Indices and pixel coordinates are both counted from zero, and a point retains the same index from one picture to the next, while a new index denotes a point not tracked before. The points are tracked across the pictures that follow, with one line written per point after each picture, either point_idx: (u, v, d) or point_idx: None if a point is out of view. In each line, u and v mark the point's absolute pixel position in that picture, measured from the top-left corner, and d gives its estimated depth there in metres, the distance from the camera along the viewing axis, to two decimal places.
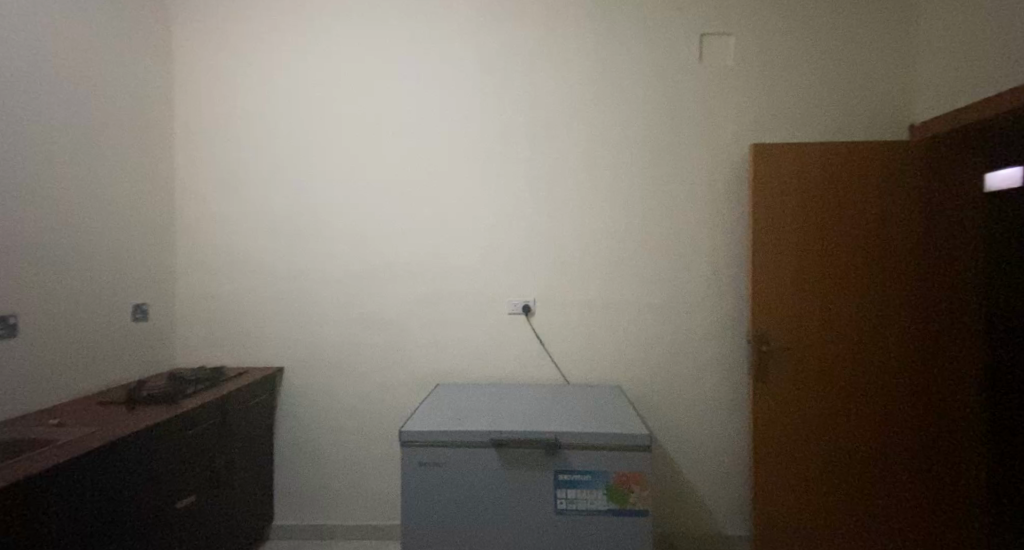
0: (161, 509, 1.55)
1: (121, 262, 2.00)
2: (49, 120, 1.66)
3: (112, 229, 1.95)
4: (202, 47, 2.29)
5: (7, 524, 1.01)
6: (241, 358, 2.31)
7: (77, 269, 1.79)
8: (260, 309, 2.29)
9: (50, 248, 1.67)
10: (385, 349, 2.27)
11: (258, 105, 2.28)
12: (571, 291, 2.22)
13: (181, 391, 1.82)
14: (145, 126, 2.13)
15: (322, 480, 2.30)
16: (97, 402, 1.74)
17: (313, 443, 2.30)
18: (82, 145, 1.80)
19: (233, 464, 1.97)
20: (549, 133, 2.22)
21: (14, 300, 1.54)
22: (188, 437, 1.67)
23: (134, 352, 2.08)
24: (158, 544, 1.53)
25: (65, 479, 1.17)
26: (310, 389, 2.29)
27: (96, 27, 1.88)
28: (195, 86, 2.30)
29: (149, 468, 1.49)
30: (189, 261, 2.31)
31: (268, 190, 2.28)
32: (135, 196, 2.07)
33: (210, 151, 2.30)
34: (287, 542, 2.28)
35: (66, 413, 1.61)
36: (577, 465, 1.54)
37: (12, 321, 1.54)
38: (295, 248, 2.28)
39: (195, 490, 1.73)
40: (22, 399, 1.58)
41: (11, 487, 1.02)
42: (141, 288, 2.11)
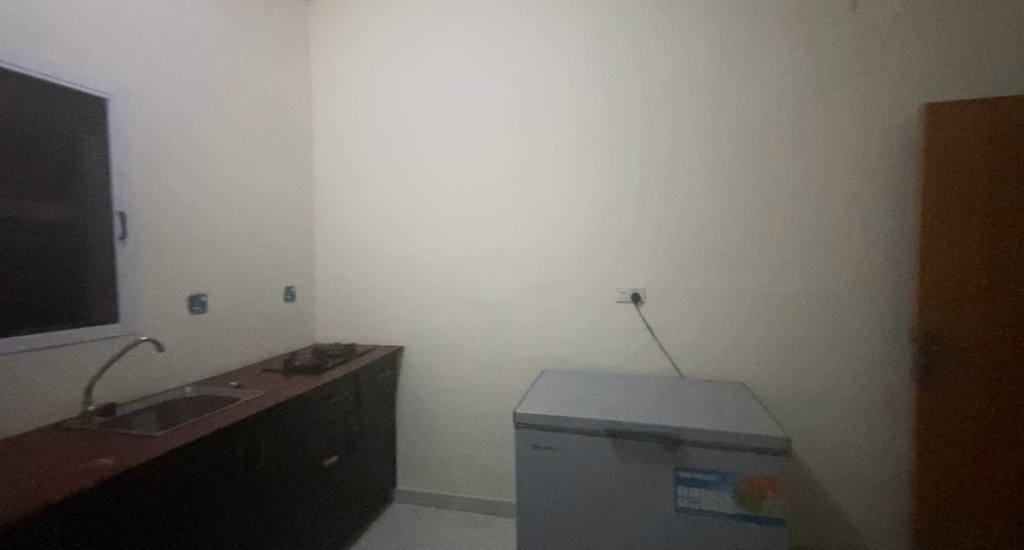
0: (312, 465, 1.79)
1: (276, 251, 2.32)
2: (219, 133, 1.99)
3: (266, 221, 2.26)
4: (336, 55, 2.52)
5: (200, 467, 1.28)
6: (368, 336, 2.55)
7: (244, 256, 2.12)
8: (383, 292, 2.50)
9: (223, 239, 2.00)
10: (493, 333, 2.35)
11: (381, 103, 2.46)
12: (687, 278, 2.09)
13: (324, 363, 2.07)
14: (291, 130, 2.42)
15: (438, 451, 2.47)
16: (262, 369, 2.05)
17: (429, 416, 2.47)
18: (243, 151, 2.12)
19: (364, 430, 2.19)
20: (665, 112, 2.08)
21: (202, 282, 1.88)
22: (331, 404, 1.91)
23: (287, 327, 2.41)
24: (311, 494, 1.79)
25: (244, 432, 1.43)
26: (427, 368, 2.46)
27: (252, 48, 2.18)
28: (328, 91, 2.55)
29: (304, 428, 1.74)
30: (325, 248, 2.59)
31: (390, 182, 2.47)
32: (284, 193, 2.38)
33: (342, 148, 2.54)
34: (409, 505, 2.49)
35: (242, 376, 1.93)
36: (700, 464, 1.45)
37: (203, 299, 1.89)
38: (411, 236, 2.44)
39: (336, 451, 1.96)
40: (211, 362, 1.93)
41: (206, 439, 1.28)
42: (290, 273, 2.42)
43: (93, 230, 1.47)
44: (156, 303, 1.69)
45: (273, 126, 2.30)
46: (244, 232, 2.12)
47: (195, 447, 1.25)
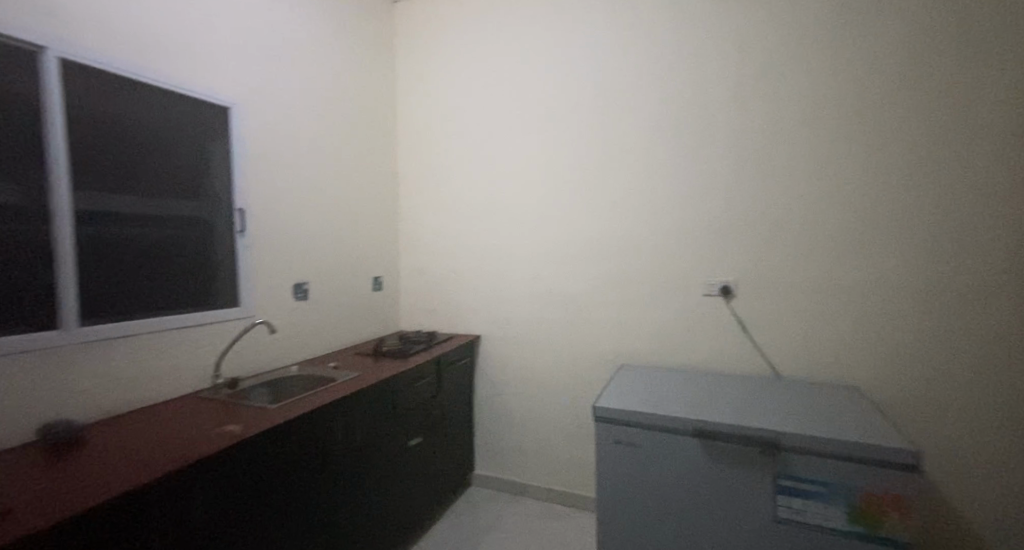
0: (400, 444, 1.90)
1: (366, 243, 2.47)
2: (318, 134, 2.16)
3: (357, 215, 2.42)
4: (419, 54, 2.62)
5: (307, 439, 1.41)
6: (448, 325, 2.64)
7: (339, 248, 2.28)
8: (463, 283, 2.58)
9: (321, 231, 2.17)
10: (571, 325, 2.33)
11: (461, 97, 2.52)
12: (786, 270, 1.91)
13: (408, 349, 2.18)
14: (378, 129, 2.56)
15: (515, 440, 2.50)
16: (354, 352, 2.21)
17: (506, 405, 2.51)
18: (338, 150, 2.28)
19: (446, 415, 2.28)
20: (762, 89, 1.92)
21: (303, 271, 2.06)
22: (415, 388, 2.00)
23: (375, 315, 2.56)
24: (399, 472, 1.90)
25: (342, 410, 1.56)
26: (504, 358, 2.50)
27: (346, 53, 2.33)
28: (411, 89, 2.66)
29: (392, 409, 1.85)
30: (409, 240, 2.71)
31: (469, 175, 2.52)
32: (372, 188, 2.52)
33: (424, 143, 2.64)
34: (486, 491, 2.56)
35: (339, 359, 2.09)
36: (807, 474, 1.32)
37: (305, 287, 2.07)
38: (490, 227, 2.48)
39: (420, 433, 2.06)
40: (312, 344, 2.11)
41: (310, 414, 1.41)
42: (378, 263, 2.57)
43: (217, 223, 1.71)
44: (268, 290, 1.88)
45: (363, 126, 2.45)
46: (339, 226, 2.28)
47: (301, 420, 1.38)
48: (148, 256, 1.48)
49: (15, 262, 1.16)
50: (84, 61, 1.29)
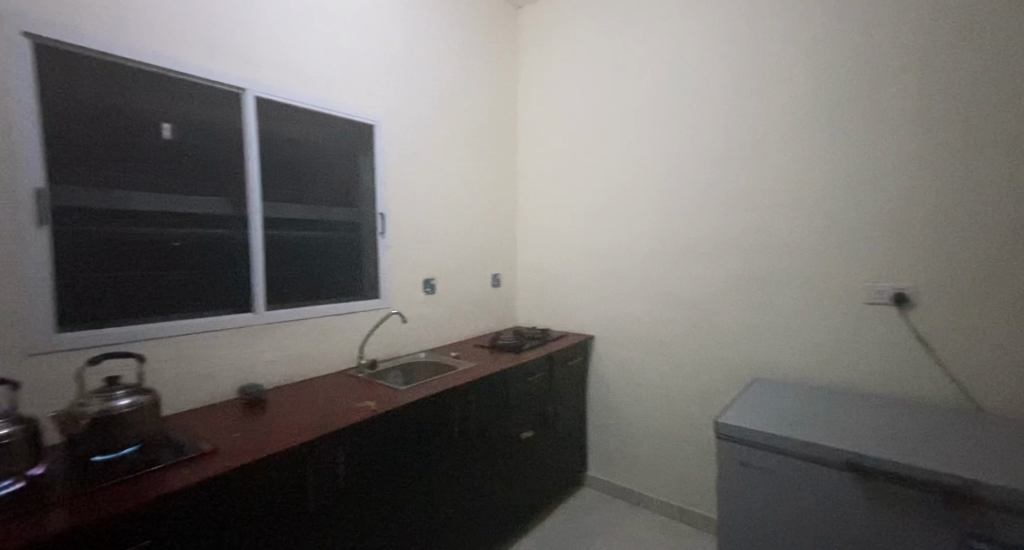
0: (513, 434, 1.99)
1: (487, 242, 2.62)
2: (447, 141, 2.34)
3: (481, 215, 2.57)
4: (540, 56, 2.67)
5: (429, 420, 1.56)
6: (563, 323, 2.66)
7: (463, 246, 2.46)
8: (578, 281, 2.57)
9: (449, 232, 2.37)
10: (694, 330, 2.17)
11: (580, 95, 2.50)
12: (986, 277, 1.52)
13: (523, 344, 2.26)
14: (501, 133, 2.68)
15: (629, 446, 2.42)
16: (474, 344, 2.36)
17: (620, 409, 2.44)
18: (465, 155, 2.45)
19: (558, 412, 2.30)
20: (958, 50, 1.54)
21: (432, 268, 2.27)
22: (529, 382, 2.07)
23: (494, 310, 2.70)
24: (512, 461, 1.99)
25: (459, 397, 1.68)
26: (619, 360, 2.43)
27: (474, 63, 2.48)
28: (532, 91, 2.72)
29: (506, 400, 1.93)
30: (526, 239, 2.80)
31: (587, 173, 2.50)
32: (495, 189, 2.66)
33: (543, 144, 2.68)
34: (597, 493, 2.52)
35: (461, 349, 2.26)
36: (1013, 540, 1.03)
37: (433, 282, 2.28)
38: (608, 226, 2.43)
39: (532, 426, 2.12)
40: (438, 335, 2.32)
41: (431, 398, 1.55)
42: (497, 261, 2.70)
43: (362, 227, 1.99)
44: (403, 284, 2.11)
45: (486, 131, 2.59)
46: (464, 226, 2.46)
47: (424, 403, 1.53)
48: (309, 254, 1.81)
49: (224, 258, 1.53)
50: (270, 97, 1.61)
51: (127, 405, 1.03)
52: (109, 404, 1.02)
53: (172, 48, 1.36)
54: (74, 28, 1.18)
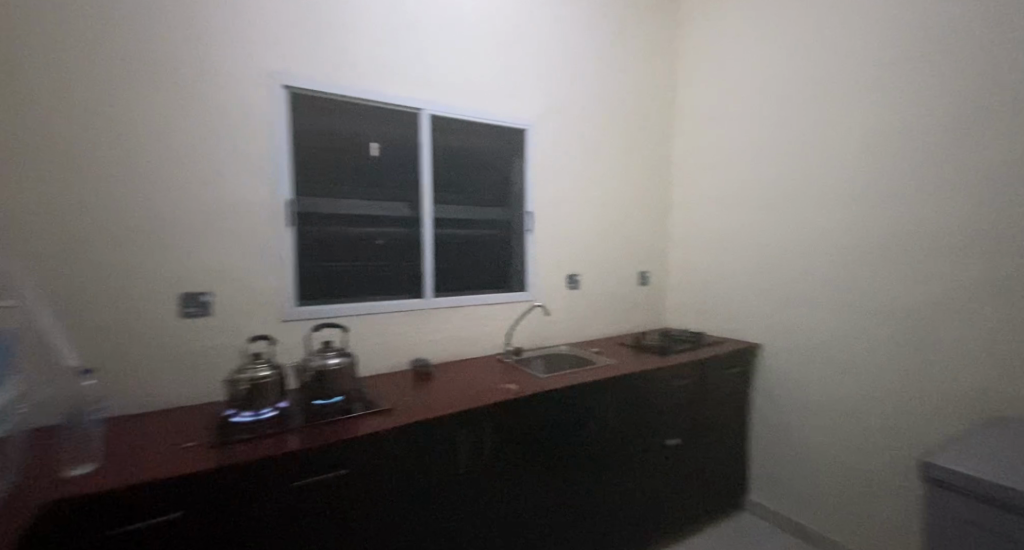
0: (658, 440, 1.91)
1: (636, 238, 2.55)
2: (597, 139, 2.36)
3: (630, 211, 2.51)
4: (702, 36, 2.46)
5: (568, 410, 1.62)
6: (721, 327, 2.43)
7: (611, 243, 2.45)
8: (740, 282, 2.32)
9: (596, 229, 2.39)
10: (896, 346, 1.76)
11: (749, 73, 2.24)
12: None
13: (671, 346, 2.14)
14: (655, 124, 2.58)
15: (800, 473, 2.09)
16: (619, 342, 2.33)
17: (790, 429, 2.13)
18: (615, 151, 2.43)
19: (712, 424, 2.12)
20: None
21: (578, 264, 2.33)
22: (677, 387, 1.96)
23: (642, 308, 2.62)
24: (656, 467, 1.91)
25: (600, 392, 1.70)
26: (790, 374, 2.12)
27: (629, 56, 2.43)
28: (692, 76, 2.53)
29: (651, 402, 1.87)
30: (680, 235, 2.63)
31: (755, 161, 2.23)
32: (647, 184, 2.57)
33: (703, 132, 2.48)
34: (759, 520, 2.25)
35: (603, 345, 2.26)
36: None
37: (578, 278, 2.33)
38: (779, 220, 2.13)
39: (681, 434, 1.99)
40: (582, 330, 2.36)
41: (570, 389, 1.61)
42: (647, 259, 2.62)
43: (513, 225, 2.15)
44: (550, 279, 2.22)
45: (639, 124, 2.51)
46: (613, 223, 2.45)
47: (563, 393, 1.59)
48: (467, 249, 2.03)
49: (403, 252, 1.85)
50: (442, 113, 1.86)
51: (335, 363, 1.35)
52: (324, 361, 1.34)
53: (370, 82, 1.68)
54: (311, 77, 1.56)
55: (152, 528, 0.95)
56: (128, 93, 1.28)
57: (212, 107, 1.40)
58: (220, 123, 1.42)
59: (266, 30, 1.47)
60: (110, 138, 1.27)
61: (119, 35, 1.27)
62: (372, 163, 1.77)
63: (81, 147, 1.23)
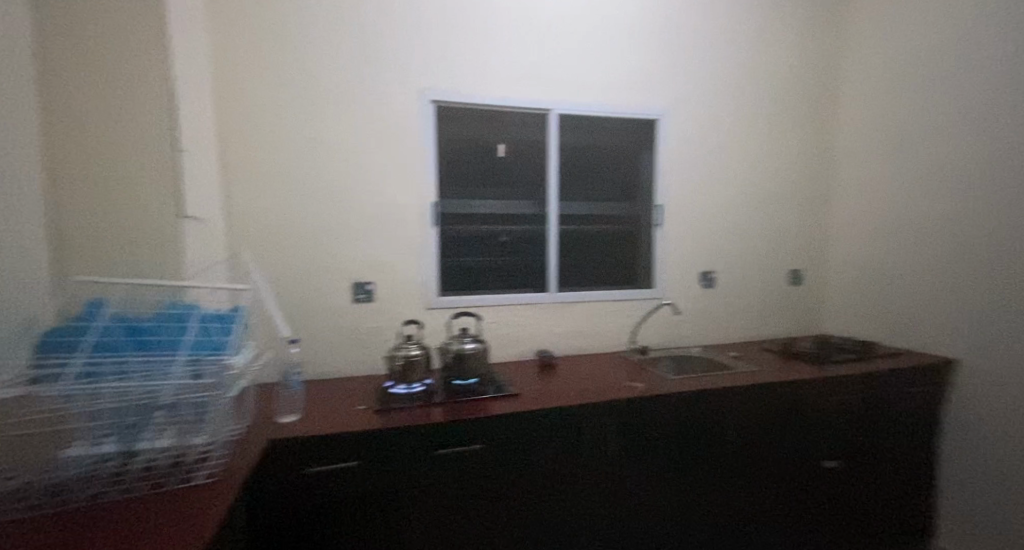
0: (809, 461, 1.68)
1: (785, 232, 2.26)
2: (739, 123, 2.14)
3: (778, 201, 2.24)
4: None
5: (699, 416, 1.52)
6: (899, 337, 2.03)
7: (753, 238, 2.22)
8: (927, 282, 1.89)
9: (736, 223, 2.18)
10: None
11: (948, 24, 1.80)
12: None
13: (829, 356, 1.86)
14: (812, 101, 2.24)
15: (1019, 530, 1.63)
16: (762, 347, 2.11)
17: (1003, 470, 1.68)
18: (760, 134, 2.18)
19: (884, 451, 1.78)
20: None
21: (713, 261, 2.16)
22: (835, 403, 1.69)
23: (792, 311, 2.32)
24: (807, 491, 1.68)
25: (735, 399, 1.56)
26: (1004, 400, 1.67)
27: (780, 25, 2.15)
28: (864, 38, 2.13)
29: (800, 417, 1.65)
30: (844, 227, 2.25)
31: (952, 132, 1.78)
32: (800, 170, 2.26)
33: (878, 103, 2.08)
34: None
35: (742, 350, 2.07)
36: None
37: (713, 275, 2.16)
38: (990, 204, 1.67)
39: (840, 457, 1.72)
40: (716, 332, 2.19)
41: (700, 394, 1.51)
42: (799, 255, 2.30)
43: (640, 219, 2.09)
44: (680, 276, 2.10)
45: (791, 101, 2.21)
46: (756, 215, 2.21)
47: (692, 396, 1.50)
48: (593, 245, 2.04)
49: (531, 248, 1.93)
50: (569, 111, 1.89)
51: (471, 348, 1.50)
52: (461, 346, 1.50)
53: (502, 89, 1.80)
54: (451, 91, 1.73)
55: (332, 470, 1.17)
56: (319, 119, 1.59)
57: (374, 126, 1.65)
58: (380, 139, 1.66)
59: (418, 54, 1.68)
60: (307, 157, 1.59)
61: (314, 73, 1.58)
62: (504, 165, 1.89)
63: (289, 165, 1.57)
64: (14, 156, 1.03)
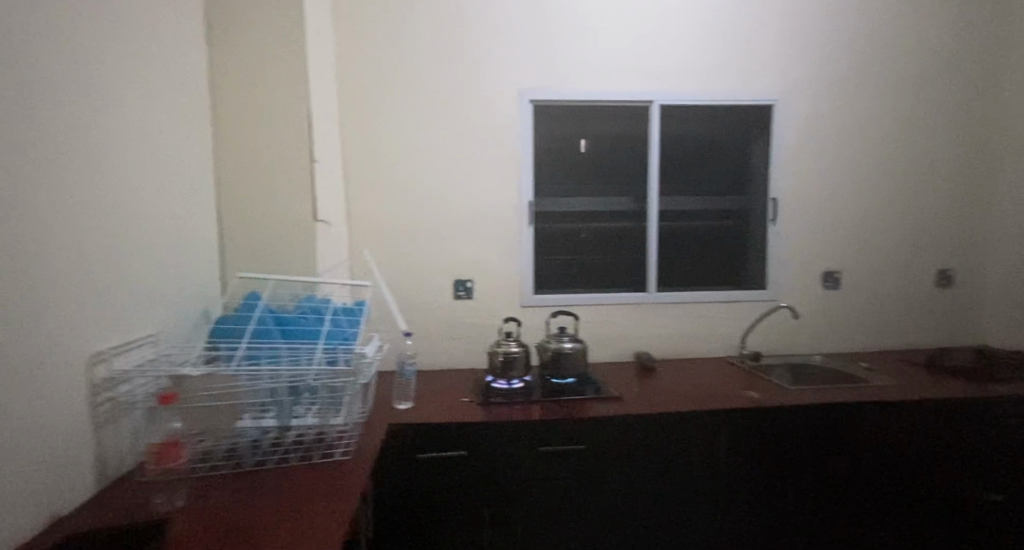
0: (965, 494, 1.43)
1: (933, 226, 1.94)
2: (875, 102, 1.87)
3: (924, 189, 1.92)
4: None
5: (825, 433, 1.37)
6: None
7: (891, 233, 1.93)
8: None
9: (869, 216, 1.92)
10: None
11: None
12: None
13: (995, 373, 1.56)
14: (973, 70, 1.90)
15: None
16: (900, 359, 1.83)
17: None
18: (902, 113, 1.89)
19: None
20: None
21: (838, 259, 1.92)
22: (1005, 428, 1.42)
23: (940, 318, 1.99)
24: (962, 529, 1.44)
25: (871, 416, 1.38)
26: None
27: None
28: None
29: (954, 442, 1.41)
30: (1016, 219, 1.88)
31: None
32: (955, 153, 1.92)
33: None
34: None
35: (873, 361, 1.81)
36: None
37: (838, 276, 1.93)
38: None
39: (1009, 494, 1.44)
40: (841, 339, 1.95)
41: (827, 408, 1.36)
42: (952, 253, 1.96)
43: (751, 215, 1.93)
44: (798, 276, 1.90)
45: (945, 73, 1.89)
46: (895, 207, 1.92)
47: (818, 410, 1.35)
48: (696, 243, 1.93)
49: (630, 246, 1.88)
50: (673, 102, 1.80)
51: (569, 347, 1.49)
52: (560, 345, 1.51)
53: (603, 84, 1.76)
54: (551, 89, 1.74)
55: (443, 457, 1.24)
56: (428, 126, 1.69)
57: (478, 130, 1.72)
58: (483, 142, 1.72)
59: (519, 56, 1.71)
60: (416, 162, 1.70)
61: (424, 82, 1.68)
62: (603, 162, 1.85)
63: (401, 171, 1.69)
64: (194, 172, 1.23)
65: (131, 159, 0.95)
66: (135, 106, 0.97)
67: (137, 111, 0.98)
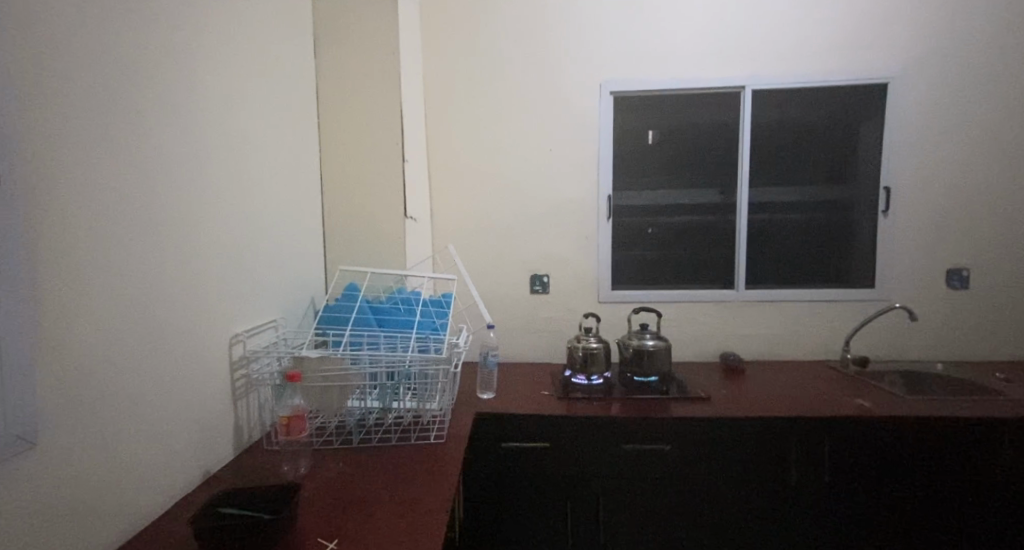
0: None
1: None
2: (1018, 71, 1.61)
3: None
4: None
5: (951, 450, 1.21)
6: None
7: None
8: None
9: (1008, 204, 1.65)
10: None
11: None
12: None
13: None
14: None
15: None
16: None
17: None
18: None
19: None
20: None
21: (967, 255, 1.68)
22: None
23: None
24: None
25: (1012, 434, 1.19)
26: None
27: None
28: None
29: None
30: None
31: None
32: None
33: None
34: None
35: (1010, 372, 1.57)
36: None
37: (967, 274, 1.69)
38: None
39: None
40: (969, 346, 1.71)
41: (956, 423, 1.20)
42: None
43: (857, 206, 1.75)
44: (914, 274, 1.70)
45: None
46: None
47: (944, 424, 1.20)
48: (791, 237, 1.78)
49: (715, 241, 1.78)
50: (766, 87, 1.67)
51: (652, 345, 1.45)
52: (642, 343, 1.46)
53: (687, 71, 1.68)
54: (631, 80, 1.69)
55: (525, 448, 1.26)
56: (508, 123, 1.72)
57: (557, 124, 1.72)
58: (562, 136, 1.72)
59: (598, 48, 1.69)
60: (497, 159, 1.74)
61: (504, 80, 1.71)
62: (686, 153, 1.78)
63: (483, 168, 1.74)
64: (303, 176, 1.35)
65: (255, 165, 1.07)
66: (257, 118, 1.09)
67: (259, 123, 1.11)
